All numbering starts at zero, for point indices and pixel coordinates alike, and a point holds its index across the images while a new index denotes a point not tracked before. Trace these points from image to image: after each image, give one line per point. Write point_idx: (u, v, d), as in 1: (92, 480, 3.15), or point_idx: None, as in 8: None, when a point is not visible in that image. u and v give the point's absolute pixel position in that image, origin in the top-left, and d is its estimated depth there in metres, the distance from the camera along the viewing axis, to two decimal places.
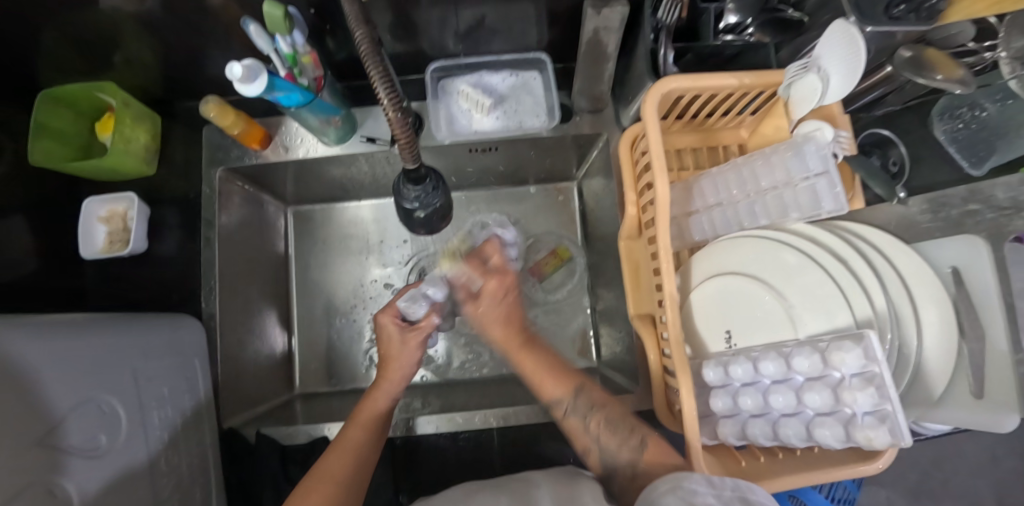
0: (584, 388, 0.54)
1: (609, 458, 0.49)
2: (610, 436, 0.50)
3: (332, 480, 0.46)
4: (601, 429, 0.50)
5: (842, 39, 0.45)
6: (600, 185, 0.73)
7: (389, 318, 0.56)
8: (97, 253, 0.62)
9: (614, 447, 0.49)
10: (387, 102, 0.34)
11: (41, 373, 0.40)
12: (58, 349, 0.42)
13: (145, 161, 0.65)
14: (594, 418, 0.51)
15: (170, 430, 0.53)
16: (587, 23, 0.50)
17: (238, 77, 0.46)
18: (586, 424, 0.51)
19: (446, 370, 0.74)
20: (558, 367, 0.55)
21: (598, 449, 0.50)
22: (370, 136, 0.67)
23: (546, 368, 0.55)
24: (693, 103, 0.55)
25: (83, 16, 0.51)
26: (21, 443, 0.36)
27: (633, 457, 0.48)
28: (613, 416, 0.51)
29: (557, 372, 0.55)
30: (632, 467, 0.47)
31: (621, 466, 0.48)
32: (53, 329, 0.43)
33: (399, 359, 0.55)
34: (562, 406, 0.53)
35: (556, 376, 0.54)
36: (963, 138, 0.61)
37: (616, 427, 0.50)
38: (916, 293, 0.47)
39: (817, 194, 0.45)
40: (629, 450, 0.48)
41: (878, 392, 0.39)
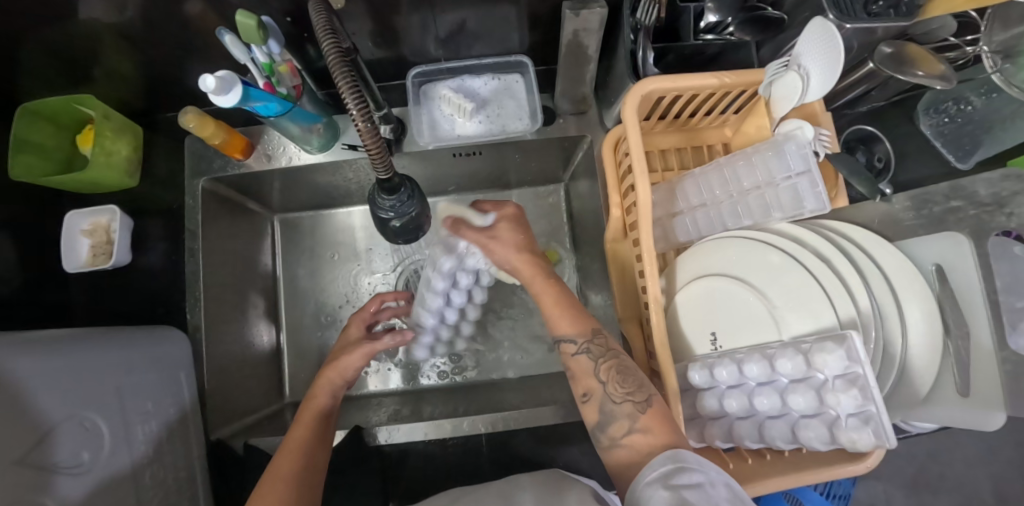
0: (601, 334, 0.49)
1: (608, 409, 0.44)
2: (619, 386, 0.45)
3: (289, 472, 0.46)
4: (610, 377, 0.46)
5: (821, 36, 0.44)
6: (586, 187, 0.73)
7: (355, 326, 0.62)
8: (80, 267, 0.61)
9: (618, 398, 0.44)
10: (358, 115, 0.33)
11: (22, 391, 0.40)
12: (39, 365, 0.42)
13: (128, 174, 0.64)
14: (605, 361, 0.47)
15: (156, 444, 0.53)
16: (566, 26, 0.50)
17: (212, 89, 0.45)
18: (596, 367, 0.47)
19: (426, 376, 0.74)
20: (575, 305, 0.51)
21: (603, 396, 0.45)
22: (351, 143, 0.67)
23: (567, 306, 0.51)
24: (674, 104, 0.55)
25: (61, 30, 0.51)
26: (4, 461, 0.36)
27: (633, 412, 0.43)
28: (625, 366, 0.46)
29: (571, 312, 0.50)
30: (631, 423, 0.42)
31: (619, 419, 0.43)
32: (34, 345, 0.43)
33: (346, 356, 0.56)
34: (577, 341, 0.49)
35: (571, 312, 0.50)
36: (949, 132, 0.61)
37: (627, 377, 0.45)
38: (901, 290, 0.46)
39: (799, 194, 0.45)
40: (633, 404, 0.43)
41: (862, 394, 0.38)
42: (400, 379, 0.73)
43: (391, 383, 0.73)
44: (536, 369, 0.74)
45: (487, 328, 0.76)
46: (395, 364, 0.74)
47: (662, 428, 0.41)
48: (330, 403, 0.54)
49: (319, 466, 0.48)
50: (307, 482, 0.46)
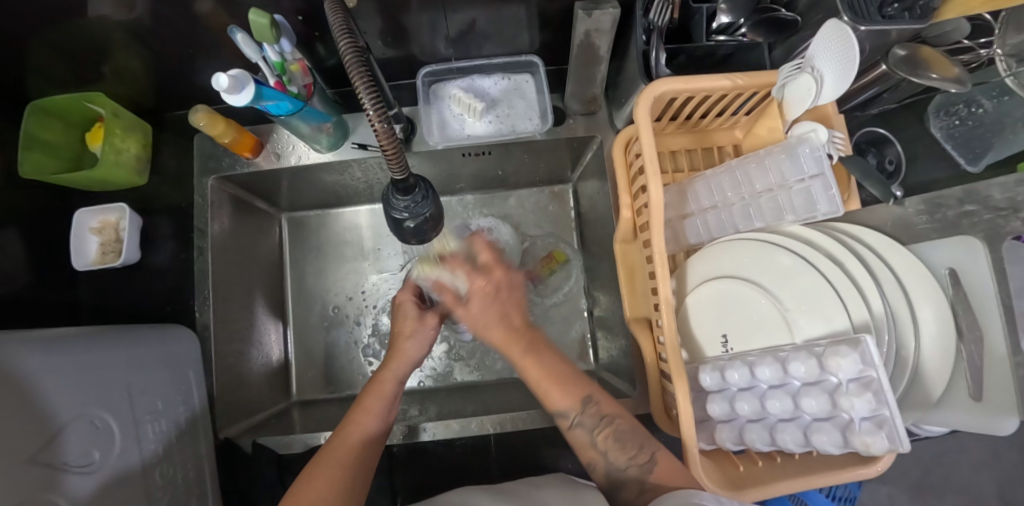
0: (594, 399, 0.49)
1: (617, 474, 0.45)
2: (620, 452, 0.46)
3: (340, 465, 0.45)
4: (608, 446, 0.47)
5: (837, 40, 0.44)
6: (594, 187, 0.72)
7: (408, 297, 0.58)
8: (90, 265, 0.61)
9: (622, 464, 0.45)
10: (374, 111, 0.33)
11: (34, 389, 0.40)
12: (50, 363, 0.42)
13: (136, 172, 0.64)
14: (601, 432, 0.47)
15: (165, 442, 0.53)
16: (578, 26, 0.50)
17: (224, 88, 0.45)
18: (593, 438, 0.47)
19: (447, 375, 0.73)
20: (566, 374, 0.49)
21: (607, 464, 0.46)
22: (360, 142, 0.67)
23: (552, 374, 0.49)
24: (686, 105, 0.55)
25: (72, 28, 0.51)
26: (16, 459, 0.36)
27: (641, 472, 0.43)
28: (621, 431, 0.47)
29: (564, 386, 0.48)
30: (641, 484, 0.42)
31: (629, 482, 0.43)
32: (44, 343, 0.43)
33: (412, 343, 0.55)
34: (569, 417, 0.48)
35: (560, 386, 0.48)
36: (959, 135, 0.61)
37: (626, 442, 0.46)
38: (913, 293, 0.46)
39: (811, 197, 0.45)
40: (638, 466, 0.44)
41: (876, 398, 0.38)
42: (418, 379, 0.73)
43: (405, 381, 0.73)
44: None
45: None
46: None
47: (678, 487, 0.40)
48: (395, 394, 0.52)
49: (366, 466, 0.46)
50: (353, 483, 0.44)
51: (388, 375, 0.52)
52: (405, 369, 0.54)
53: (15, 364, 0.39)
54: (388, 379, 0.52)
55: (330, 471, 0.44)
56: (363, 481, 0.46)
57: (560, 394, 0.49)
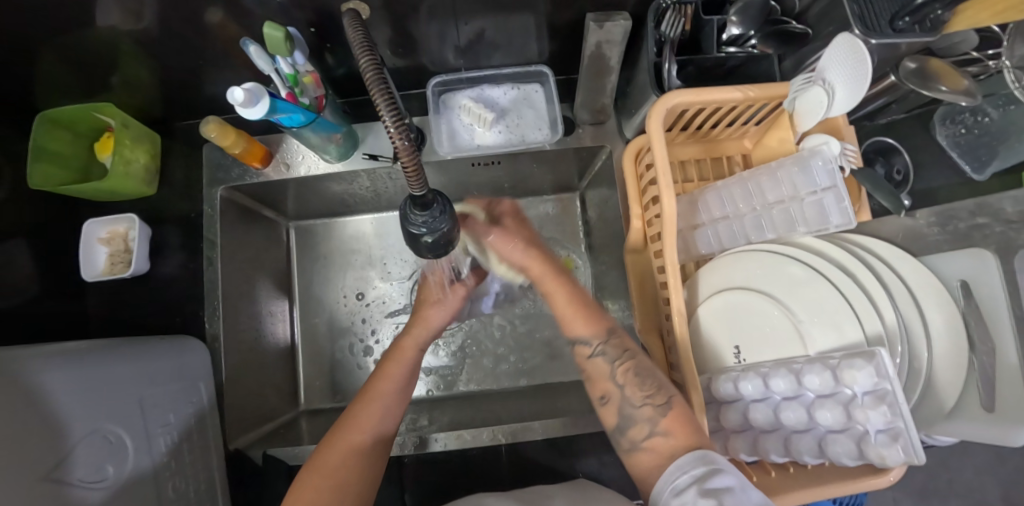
0: (616, 335, 0.50)
1: (628, 412, 0.45)
2: (637, 388, 0.46)
3: (349, 443, 0.47)
4: (627, 379, 0.47)
5: (848, 52, 0.45)
6: (603, 195, 0.73)
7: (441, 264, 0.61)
8: (99, 276, 0.61)
9: (637, 401, 0.45)
10: (387, 114, 0.31)
11: (46, 405, 0.40)
12: (61, 380, 0.42)
13: (145, 182, 0.65)
14: (622, 364, 0.48)
15: (177, 456, 0.52)
16: (589, 38, 0.52)
17: (239, 101, 0.45)
18: (613, 370, 0.48)
19: (453, 385, 0.74)
20: (590, 306, 0.52)
21: (621, 400, 0.46)
22: (371, 153, 0.67)
23: (576, 304, 0.52)
24: (697, 116, 0.55)
25: (82, 38, 0.51)
26: (29, 478, 0.36)
27: (653, 416, 0.43)
28: (643, 369, 0.47)
29: (584, 313, 0.51)
30: (652, 426, 0.43)
31: (638, 423, 0.44)
32: (57, 358, 0.44)
33: (436, 309, 0.58)
34: (593, 343, 0.50)
35: (584, 314, 0.51)
36: (965, 142, 0.61)
37: (644, 379, 0.46)
38: (923, 302, 0.47)
39: (823, 208, 0.45)
40: (652, 407, 0.44)
41: (891, 410, 0.39)
42: (424, 388, 0.74)
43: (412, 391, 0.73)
44: (551, 379, 0.74)
45: (502, 335, 0.76)
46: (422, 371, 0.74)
47: (684, 431, 0.41)
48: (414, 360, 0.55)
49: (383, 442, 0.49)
50: (371, 453, 0.48)
51: (410, 342, 0.56)
52: (425, 335, 0.58)
53: (26, 383, 0.39)
54: (407, 344, 0.56)
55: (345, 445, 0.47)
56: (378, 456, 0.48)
57: (583, 322, 0.51)
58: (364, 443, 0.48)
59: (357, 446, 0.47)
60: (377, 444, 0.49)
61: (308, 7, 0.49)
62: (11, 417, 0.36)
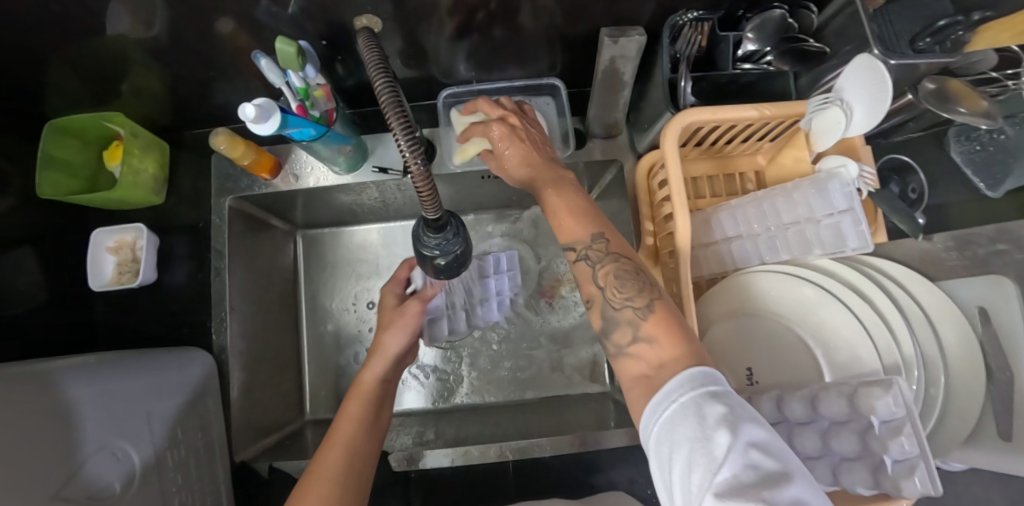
0: (604, 238, 0.45)
1: (610, 315, 0.43)
2: (617, 291, 0.43)
3: (327, 478, 0.43)
4: (608, 282, 0.43)
5: (866, 73, 0.44)
6: (613, 208, 0.72)
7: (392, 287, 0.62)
8: (106, 285, 0.61)
9: (617, 304, 0.42)
10: (401, 135, 0.30)
11: (49, 419, 0.42)
12: (82, 397, 0.46)
13: (154, 191, 0.64)
14: (603, 267, 0.44)
15: (184, 470, 0.52)
16: (603, 53, 0.51)
17: (251, 118, 0.45)
18: (595, 273, 0.44)
19: (450, 396, 0.74)
20: (581, 207, 0.46)
21: (603, 303, 0.44)
22: (381, 166, 0.66)
23: (567, 207, 0.47)
24: (711, 132, 0.54)
25: (92, 49, 0.51)
26: None
27: (634, 319, 0.41)
28: (624, 271, 0.43)
29: (575, 214, 0.46)
30: (633, 330, 0.41)
31: (621, 326, 0.41)
32: (71, 377, 0.47)
33: (391, 334, 0.56)
34: (575, 249, 0.46)
35: (573, 217, 0.46)
36: (980, 159, 0.59)
37: (625, 282, 0.43)
38: (941, 328, 0.46)
39: (841, 231, 0.44)
40: (634, 309, 0.41)
41: (909, 440, 0.37)
42: (429, 400, 0.73)
43: (408, 403, 0.73)
44: (557, 391, 0.74)
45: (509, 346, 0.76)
46: (424, 381, 0.74)
47: (670, 338, 0.38)
48: (376, 392, 0.53)
49: (362, 462, 0.46)
50: (354, 471, 0.45)
51: (365, 377, 0.54)
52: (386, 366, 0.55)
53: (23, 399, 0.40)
54: (365, 381, 0.54)
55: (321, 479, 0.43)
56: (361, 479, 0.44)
57: (573, 224, 0.46)
58: (366, 394, 0.52)
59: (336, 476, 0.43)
60: (376, 391, 0.53)
61: (320, 20, 0.49)
62: (16, 430, 0.38)
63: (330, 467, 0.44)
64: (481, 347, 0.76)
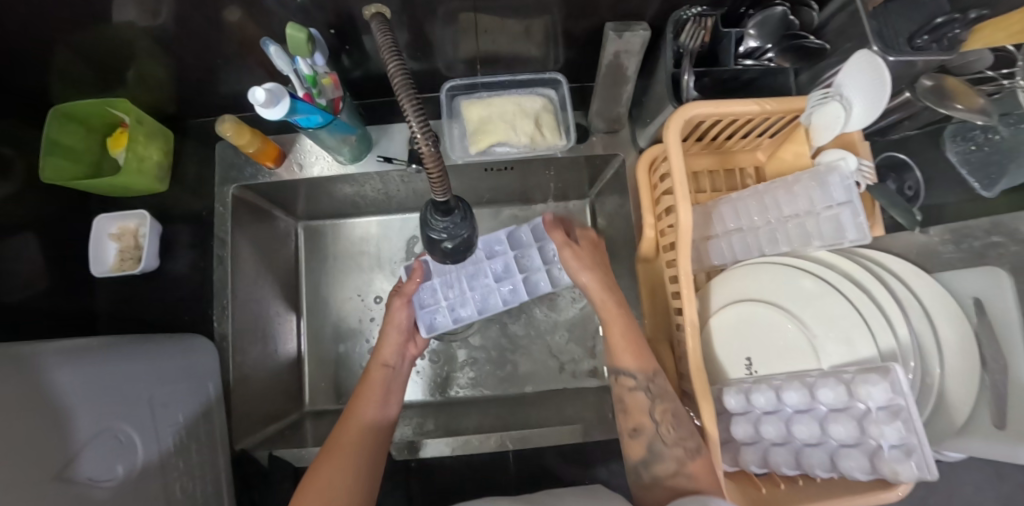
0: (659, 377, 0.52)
1: (658, 448, 0.48)
2: (670, 429, 0.48)
3: (349, 452, 0.50)
4: (663, 419, 0.49)
5: (865, 72, 0.46)
6: (614, 203, 0.73)
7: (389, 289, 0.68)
8: (110, 272, 0.61)
9: (668, 440, 0.48)
10: (414, 120, 0.29)
11: (53, 408, 0.39)
12: (72, 382, 0.42)
13: (158, 178, 0.65)
14: (661, 403, 0.50)
15: (184, 455, 0.52)
16: (608, 47, 0.52)
17: (260, 102, 0.45)
18: (652, 407, 0.50)
19: (446, 388, 0.74)
20: (641, 341, 0.54)
21: (653, 434, 0.49)
22: (385, 156, 0.67)
23: (631, 338, 0.54)
24: (713, 127, 0.55)
25: (100, 35, 0.51)
26: (35, 479, 0.35)
27: (682, 457, 0.46)
28: (679, 412, 0.49)
29: (636, 348, 0.53)
30: (678, 465, 0.46)
31: (667, 461, 0.47)
32: (63, 356, 0.43)
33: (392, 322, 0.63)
34: (637, 377, 0.52)
35: (634, 348, 0.53)
36: (975, 160, 0.59)
37: (680, 423, 0.48)
38: (938, 318, 0.47)
39: (840, 223, 0.45)
40: (684, 449, 0.47)
41: (905, 426, 0.38)
42: (429, 392, 0.74)
43: (409, 395, 0.74)
44: (557, 385, 0.74)
45: (507, 340, 0.76)
46: (421, 374, 0.75)
47: (711, 485, 0.44)
48: (384, 378, 0.59)
49: (375, 449, 0.51)
50: (371, 447, 0.51)
51: (373, 366, 0.60)
52: (389, 352, 0.61)
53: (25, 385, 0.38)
54: (373, 368, 0.60)
55: (340, 453, 0.49)
56: (375, 458, 0.51)
57: (631, 355, 0.53)
58: (363, 432, 0.52)
59: (352, 452, 0.50)
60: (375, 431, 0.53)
61: (329, 10, 0.49)
62: (22, 421, 0.36)
63: (348, 443, 0.50)
64: (480, 340, 0.76)
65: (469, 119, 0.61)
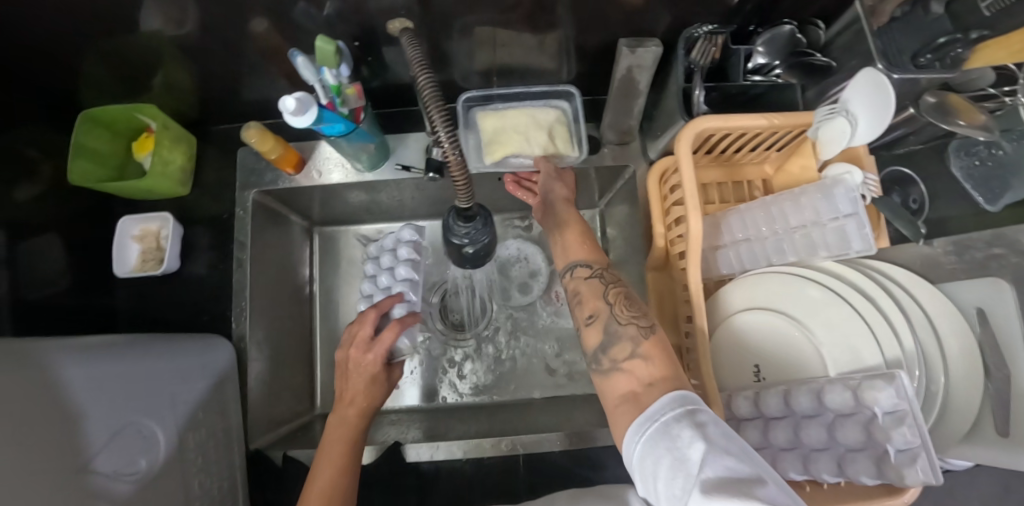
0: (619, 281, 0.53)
1: (613, 328, 0.47)
2: (625, 310, 0.48)
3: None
4: (617, 301, 0.49)
5: (872, 89, 0.47)
6: (624, 213, 0.75)
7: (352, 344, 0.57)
8: (130, 272, 0.63)
9: (623, 320, 0.47)
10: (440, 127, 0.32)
11: (67, 401, 0.40)
12: (89, 378, 0.43)
13: (180, 182, 0.66)
14: (614, 288, 0.51)
15: (202, 452, 0.52)
16: (621, 61, 0.54)
17: (291, 110, 0.47)
18: (605, 290, 0.50)
19: (434, 395, 0.75)
20: (593, 242, 0.57)
21: (608, 317, 0.48)
22: (401, 163, 0.69)
23: (586, 241, 0.57)
24: (723, 140, 0.57)
25: (131, 44, 0.53)
26: (54, 471, 0.36)
27: (636, 335, 0.45)
28: (634, 299, 0.50)
29: (584, 244, 0.56)
30: (632, 346, 0.45)
31: (621, 341, 0.45)
32: (80, 356, 0.44)
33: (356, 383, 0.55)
34: (592, 266, 0.53)
35: (587, 245, 0.56)
36: (978, 175, 0.61)
37: (635, 305, 0.49)
38: (943, 330, 0.48)
39: (845, 234, 0.47)
40: (637, 326, 0.46)
41: (911, 431, 0.39)
42: (439, 394, 0.75)
43: (409, 399, 0.75)
44: (562, 391, 0.75)
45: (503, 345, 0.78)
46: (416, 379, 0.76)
47: (662, 361, 0.43)
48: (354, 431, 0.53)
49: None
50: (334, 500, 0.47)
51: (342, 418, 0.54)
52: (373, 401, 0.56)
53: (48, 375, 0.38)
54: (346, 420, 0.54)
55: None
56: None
57: (583, 252, 0.55)
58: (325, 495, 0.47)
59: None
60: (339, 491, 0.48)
61: (353, 22, 0.51)
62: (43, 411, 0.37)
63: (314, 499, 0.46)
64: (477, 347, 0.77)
65: (484, 129, 0.62)
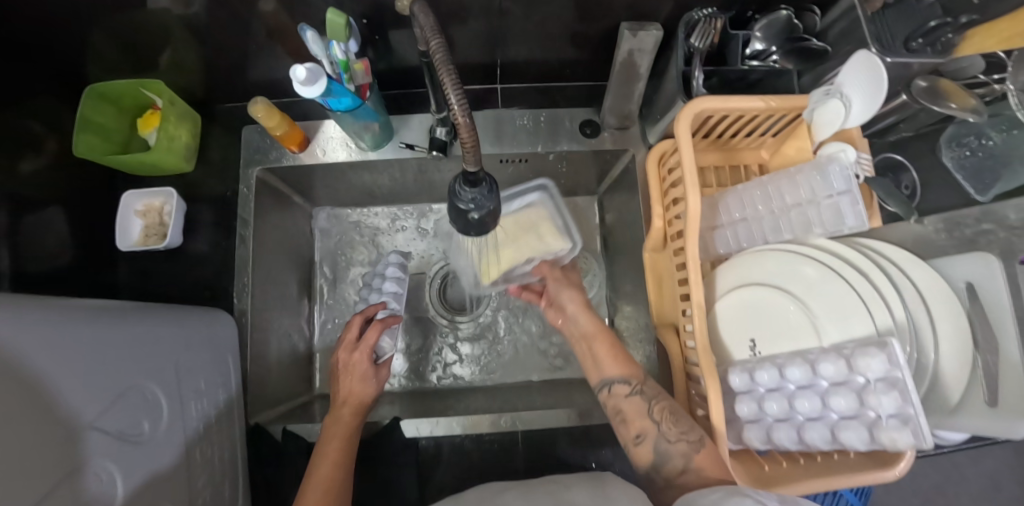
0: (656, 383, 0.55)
1: (663, 449, 0.49)
2: (671, 425, 0.50)
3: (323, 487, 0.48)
4: (662, 417, 0.51)
5: (865, 71, 0.49)
6: (623, 198, 0.76)
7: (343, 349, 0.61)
8: (133, 246, 0.64)
9: (671, 437, 0.49)
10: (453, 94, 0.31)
11: None
12: (113, 335, 0.42)
13: (185, 159, 0.67)
14: (657, 403, 0.52)
15: (205, 422, 0.53)
16: (623, 45, 0.55)
17: (300, 79, 0.48)
18: (649, 408, 0.52)
19: (424, 377, 0.76)
20: (622, 352, 0.57)
21: (655, 436, 0.50)
22: (406, 143, 0.70)
23: (610, 348, 0.58)
24: (721, 123, 0.58)
25: (140, 19, 0.53)
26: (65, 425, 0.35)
27: (687, 451, 0.47)
28: (675, 409, 0.51)
29: (617, 357, 0.57)
30: (686, 461, 0.47)
31: (675, 459, 0.48)
32: (99, 313, 0.43)
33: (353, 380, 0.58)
34: (630, 382, 0.54)
35: (620, 358, 0.56)
36: (970, 165, 0.61)
37: (678, 418, 0.50)
38: (935, 308, 0.49)
39: (840, 211, 0.48)
40: (687, 442, 0.48)
41: (901, 396, 0.40)
42: (433, 377, 0.76)
43: (394, 380, 0.75)
44: (559, 374, 0.76)
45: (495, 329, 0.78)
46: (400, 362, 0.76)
47: (719, 471, 0.46)
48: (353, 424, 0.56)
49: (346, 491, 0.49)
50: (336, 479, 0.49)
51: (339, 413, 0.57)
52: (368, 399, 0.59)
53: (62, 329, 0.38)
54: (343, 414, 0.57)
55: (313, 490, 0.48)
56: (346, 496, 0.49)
57: (613, 364, 0.56)
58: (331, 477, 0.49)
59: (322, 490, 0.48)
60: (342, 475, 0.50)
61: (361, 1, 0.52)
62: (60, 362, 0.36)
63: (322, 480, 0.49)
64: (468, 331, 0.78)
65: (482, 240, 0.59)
